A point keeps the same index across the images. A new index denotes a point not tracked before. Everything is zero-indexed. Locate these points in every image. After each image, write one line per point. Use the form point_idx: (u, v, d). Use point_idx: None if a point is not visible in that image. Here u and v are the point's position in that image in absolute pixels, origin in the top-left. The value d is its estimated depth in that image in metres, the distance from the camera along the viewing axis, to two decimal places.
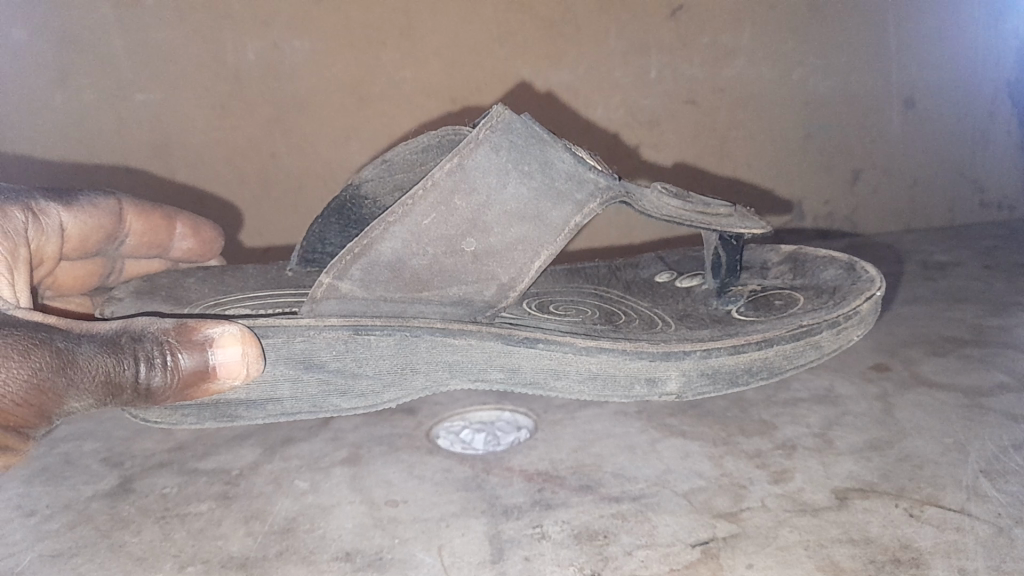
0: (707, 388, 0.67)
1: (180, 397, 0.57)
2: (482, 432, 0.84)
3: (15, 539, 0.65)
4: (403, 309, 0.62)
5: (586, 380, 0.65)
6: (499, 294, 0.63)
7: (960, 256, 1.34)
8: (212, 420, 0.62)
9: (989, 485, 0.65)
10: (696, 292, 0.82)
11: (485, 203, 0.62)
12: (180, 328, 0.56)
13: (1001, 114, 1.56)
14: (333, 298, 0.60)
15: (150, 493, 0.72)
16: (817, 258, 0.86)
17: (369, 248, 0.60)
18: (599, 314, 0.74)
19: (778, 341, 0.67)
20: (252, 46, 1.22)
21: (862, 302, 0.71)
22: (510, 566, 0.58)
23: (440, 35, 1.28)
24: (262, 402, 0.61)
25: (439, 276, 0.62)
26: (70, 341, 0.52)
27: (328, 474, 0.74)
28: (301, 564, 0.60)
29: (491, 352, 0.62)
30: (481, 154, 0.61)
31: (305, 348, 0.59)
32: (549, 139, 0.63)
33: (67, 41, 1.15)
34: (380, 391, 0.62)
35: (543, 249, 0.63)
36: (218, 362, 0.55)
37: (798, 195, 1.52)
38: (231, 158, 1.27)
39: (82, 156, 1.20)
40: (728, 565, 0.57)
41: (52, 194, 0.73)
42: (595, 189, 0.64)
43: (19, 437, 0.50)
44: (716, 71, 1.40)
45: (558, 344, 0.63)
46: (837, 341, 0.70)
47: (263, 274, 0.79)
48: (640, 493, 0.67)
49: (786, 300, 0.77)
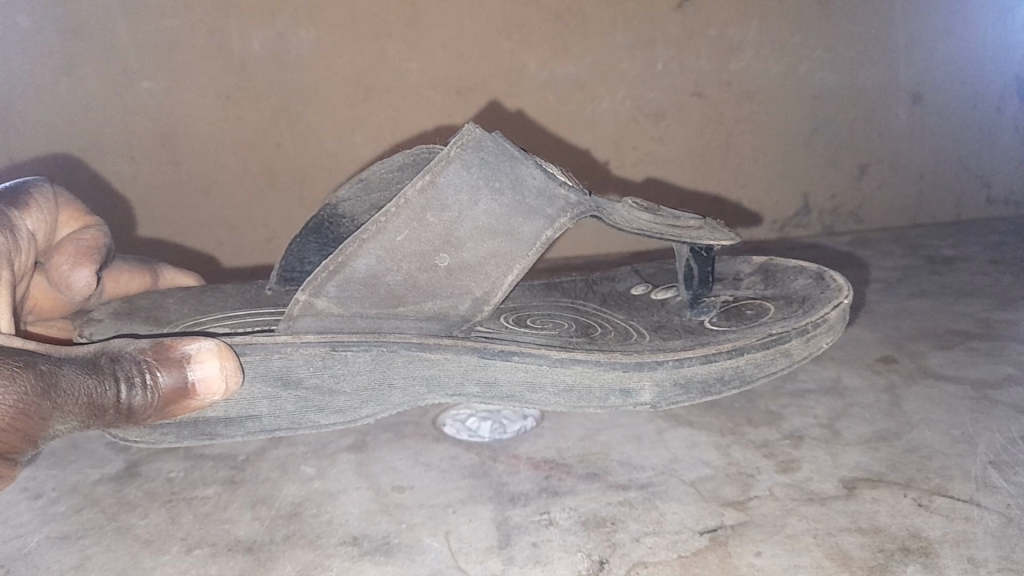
0: (681, 398, 0.66)
1: (161, 416, 0.55)
2: (488, 420, 0.79)
3: (21, 521, 0.65)
4: (379, 324, 0.61)
5: (562, 391, 0.64)
6: (474, 308, 0.63)
7: (967, 251, 1.33)
8: (192, 439, 0.60)
9: (998, 476, 0.64)
10: (670, 304, 0.82)
11: (457, 219, 0.61)
12: (158, 347, 0.54)
13: (1008, 110, 1.55)
14: (310, 315, 0.60)
15: (157, 477, 0.72)
16: (787, 269, 0.86)
17: (344, 265, 0.59)
18: (575, 327, 0.74)
19: (748, 350, 0.67)
20: (257, 35, 1.21)
21: (830, 310, 0.71)
22: (517, 552, 0.58)
23: (446, 25, 1.27)
24: (242, 420, 0.59)
25: (414, 291, 0.62)
26: (52, 363, 0.49)
27: (334, 461, 0.74)
28: (309, 548, 0.60)
29: (468, 366, 0.62)
30: (451, 172, 0.60)
31: (282, 365, 0.58)
32: (519, 156, 0.63)
33: (72, 28, 1.16)
34: (358, 407, 0.61)
35: (516, 263, 0.63)
36: (197, 378, 0.54)
37: (804, 190, 1.51)
38: (235, 147, 1.27)
39: (87, 145, 1.22)
40: (737, 552, 0.56)
41: (12, 204, 0.65)
42: (566, 206, 0.63)
43: (7, 463, 0.46)
44: (722, 64, 1.40)
45: (533, 356, 0.63)
46: (806, 350, 0.70)
47: (242, 293, 0.78)
48: (647, 481, 0.67)
49: (757, 309, 0.77)
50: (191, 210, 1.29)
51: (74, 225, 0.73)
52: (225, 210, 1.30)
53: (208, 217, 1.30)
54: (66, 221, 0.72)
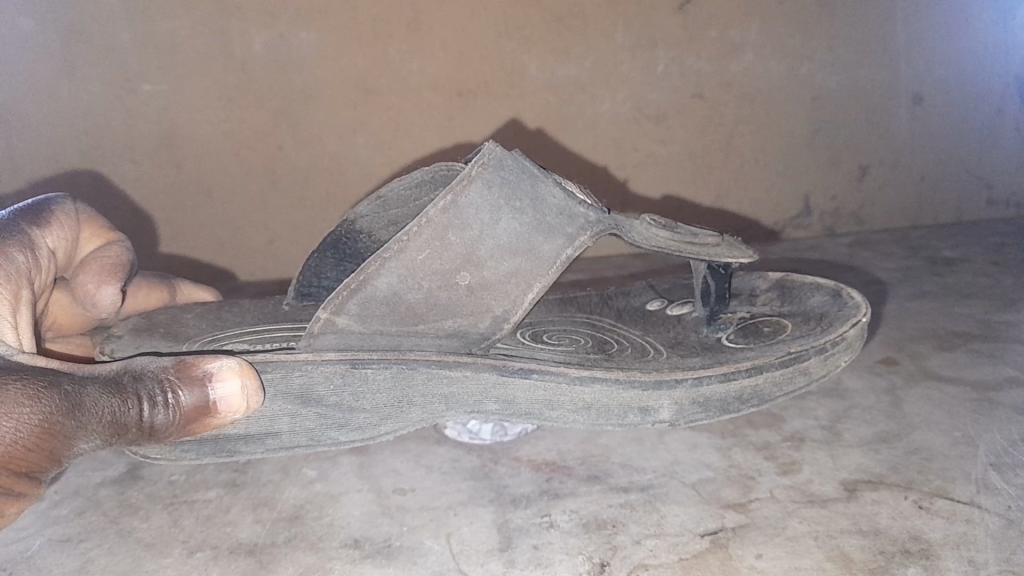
0: (698, 416, 0.66)
1: (183, 434, 0.54)
2: (488, 421, 0.76)
3: (23, 524, 0.65)
4: (400, 342, 0.61)
5: (580, 409, 0.64)
6: (494, 326, 0.63)
7: (967, 252, 1.33)
8: (211, 455, 0.60)
9: (998, 477, 0.64)
10: (687, 320, 0.82)
11: (478, 239, 0.62)
12: (179, 364, 0.54)
13: (1009, 111, 1.55)
14: (330, 333, 0.60)
15: (159, 480, 0.72)
16: (803, 285, 0.85)
17: (365, 284, 0.60)
18: (592, 342, 0.74)
19: (767, 369, 0.66)
20: (259, 37, 1.22)
21: (849, 328, 0.70)
22: (519, 554, 0.58)
23: (447, 27, 1.28)
24: (261, 437, 0.59)
25: (434, 310, 0.61)
26: (76, 382, 0.49)
27: (335, 463, 0.74)
28: (310, 550, 0.60)
29: (487, 384, 0.62)
30: (473, 191, 0.61)
31: (303, 383, 0.58)
32: (540, 175, 0.63)
33: (74, 31, 1.16)
34: (377, 425, 0.61)
35: (536, 282, 0.63)
36: (218, 397, 0.54)
37: (805, 191, 1.51)
38: (239, 150, 1.27)
39: (90, 147, 1.22)
40: (738, 554, 0.56)
41: (33, 220, 0.65)
42: (585, 223, 0.64)
43: (29, 483, 0.46)
44: (723, 66, 1.40)
45: (554, 375, 0.63)
46: (824, 368, 0.69)
47: (259, 308, 0.78)
48: (648, 483, 0.67)
49: (774, 326, 0.77)
50: (192, 213, 1.29)
51: (99, 242, 0.73)
52: (226, 213, 1.31)
53: (209, 219, 1.30)
54: (89, 238, 0.73)
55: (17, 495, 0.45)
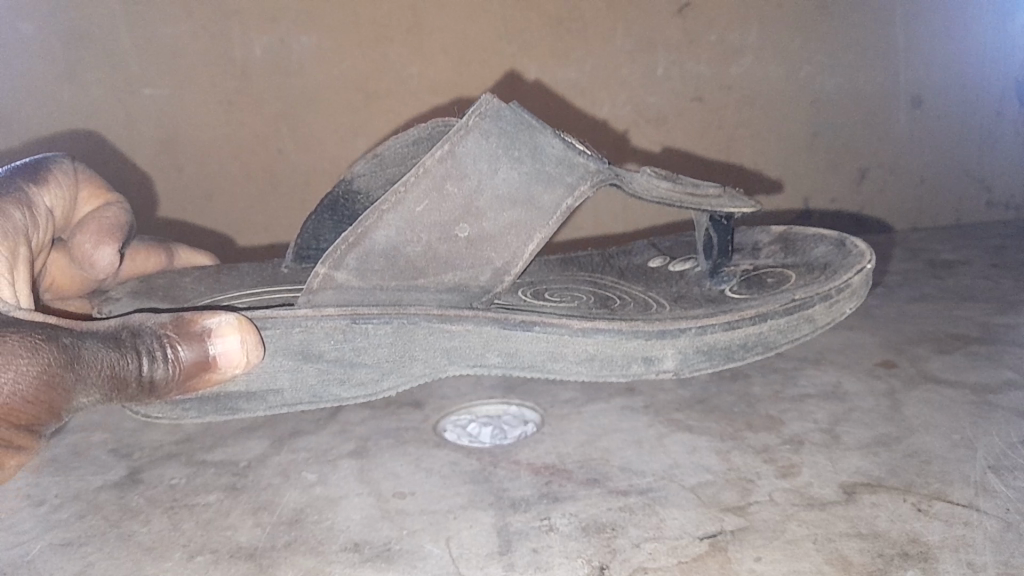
0: (703, 365, 0.66)
1: (182, 390, 0.57)
2: (488, 426, 0.82)
3: (24, 528, 0.65)
4: (400, 297, 0.62)
5: (582, 361, 0.64)
6: (494, 279, 0.63)
7: (967, 254, 1.33)
8: (213, 414, 0.62)
9: (997, 480, 0.65)
10: (688, 275, 0.83)
11: (477, 189, 0.62)
12: (178, 322, 0.57)
13: (1009, 113, 1.53)
14: (329, 289, 0.61)
15: (159, 484, 0.72)
16: (807, 237, 0.86)
17: (363, 238, 0.60)
18: (594, 299, 0.76)
19: (772, 317, 0.66)
20: (259, 43, 1.23)
21: (853, 275, 0.71)
22: (518, 556, 0.58)
23: (446, 31, 1.28)
24: (263, 394, 0.61)
25: (433, 262, 0.62)
26: (74, 338, 0.51)
27: (335, 467, 0.74)
28: (310, 554, 0.60)
29: (489, 337, 0.62)
30: (469, 140, 0.61)
31: (302, 340, 0.60)
32: (539, 125, 0.63)
33: (72, 35, 1.17)
34: (379, 380, 0.62)
35: (535, 232, 0.63)
36: (220, 351, 0.56)
37: (803, 194, 1.51)
38: (238, 154, 1.27)
39: (90, 152, 1.22)
40: (737, 557, 0.57)
41: (30, 177, 0.66)
42: (587, 173, 0.64)
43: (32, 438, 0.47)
44: (722, 69, 1.40)
45: (554, 327, 0.63)
46: (830, 315, 0.69)
47: (259, 271, 0.80)
48: (648, 487, 0.67)
49: (777, 278, 0.78)
50: (192, 217, 1.30)
51: (96, 202, 0.75)
52: (225, 216, 1.31)
53: (209, 223, 1.31)
54: (86, 198, 0.74)
55: (18, 448, 0.46)
